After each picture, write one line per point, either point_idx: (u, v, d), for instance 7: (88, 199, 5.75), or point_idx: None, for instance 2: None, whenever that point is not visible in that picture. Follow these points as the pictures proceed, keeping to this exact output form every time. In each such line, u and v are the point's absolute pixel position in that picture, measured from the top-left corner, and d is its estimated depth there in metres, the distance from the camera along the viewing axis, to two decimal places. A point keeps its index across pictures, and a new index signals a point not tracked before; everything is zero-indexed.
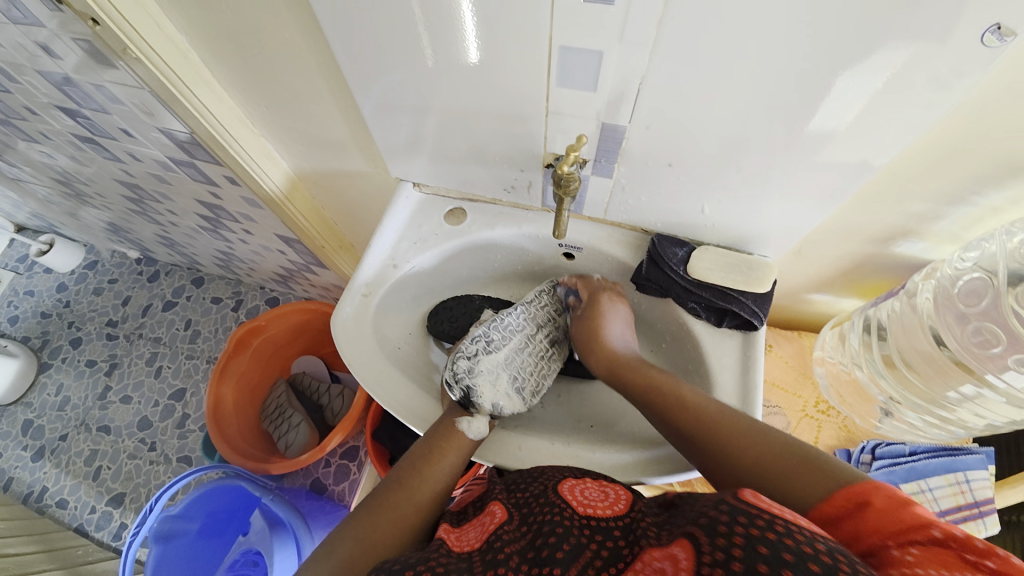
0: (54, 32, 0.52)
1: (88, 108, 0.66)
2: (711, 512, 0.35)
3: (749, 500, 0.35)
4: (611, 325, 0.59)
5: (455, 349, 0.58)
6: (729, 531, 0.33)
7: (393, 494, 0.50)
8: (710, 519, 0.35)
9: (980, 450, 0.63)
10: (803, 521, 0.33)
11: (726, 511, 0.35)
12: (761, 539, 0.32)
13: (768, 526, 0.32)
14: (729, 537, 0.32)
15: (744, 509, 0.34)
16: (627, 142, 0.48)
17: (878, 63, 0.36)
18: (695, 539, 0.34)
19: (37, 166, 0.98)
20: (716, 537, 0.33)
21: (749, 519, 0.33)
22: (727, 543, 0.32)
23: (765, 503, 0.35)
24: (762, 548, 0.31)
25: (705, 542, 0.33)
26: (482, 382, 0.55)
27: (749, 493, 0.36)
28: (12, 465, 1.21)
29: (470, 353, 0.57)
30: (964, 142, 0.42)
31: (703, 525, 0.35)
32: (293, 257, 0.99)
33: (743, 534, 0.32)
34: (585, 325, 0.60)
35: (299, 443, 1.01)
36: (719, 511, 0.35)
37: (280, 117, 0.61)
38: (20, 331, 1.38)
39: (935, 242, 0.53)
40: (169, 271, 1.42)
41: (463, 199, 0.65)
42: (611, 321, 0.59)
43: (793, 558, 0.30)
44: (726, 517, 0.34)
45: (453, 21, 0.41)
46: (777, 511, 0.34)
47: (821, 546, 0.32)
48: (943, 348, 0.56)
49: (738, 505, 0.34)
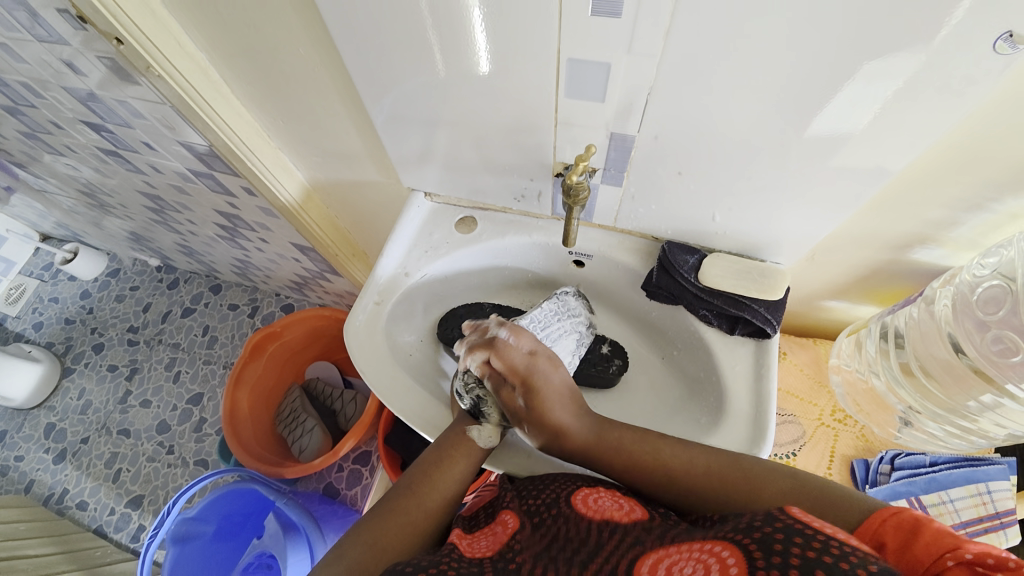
0: (78, 49, 0.54)
1: (112, 122, 0.69)
2: (765, 527, 0.35)
3: (797, 517, 0.35)
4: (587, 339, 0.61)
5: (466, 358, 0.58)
6: (784, 551, 0.33)
7: (404, 499, 0.50)
8: (766, 534, 0.34)
9: (1002, 460, 0.62)
10: (852, 539, 0.33)
11: (781, 529, 0.34)
12: (818, 561, 0.31)
13: (809, 544, 0.32)
14: (785, 557, 0.32)
15: (800, 530, 0.33)
16: (636, 151, 0.48)
17: (892, 68, 0.35)
18: (745, 548, 0.34)
19: (62, 178, 1.01)
20: (773, 555, 0.33)
21: (805, 540, 0.33)
22: (783, 562, 0.32)
23: (811, 520, 0.34)
24: (820, 571, 0.31)
25: (759, 555, 0.33)
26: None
27: (795, 510, 0.36)
28: (34, 468, 1.25)
29: None
30: (979, 148, 0.42)
31: (755, 538, 0.35)
32: (307, 264, 1.01)
33: (800, 556, 0.32)
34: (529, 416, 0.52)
35: (313, 448, 1.02)
36: (774, 529, 0.34)
37: (295, 128, 0.62)
38: (44, 336, 1.42)
39: (953, 248, 0.52)
40: (188, 278, 1.45)
41: (474, 207, 0.66)
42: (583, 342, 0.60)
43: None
44: (779, 534, 0.34)
45: (464, 35, 0.42)
46: (831, 531, 0.33)
47: (873, 566, 0.30)
48: (962, 355, 0.54)
49: (792, 523, 0.34)
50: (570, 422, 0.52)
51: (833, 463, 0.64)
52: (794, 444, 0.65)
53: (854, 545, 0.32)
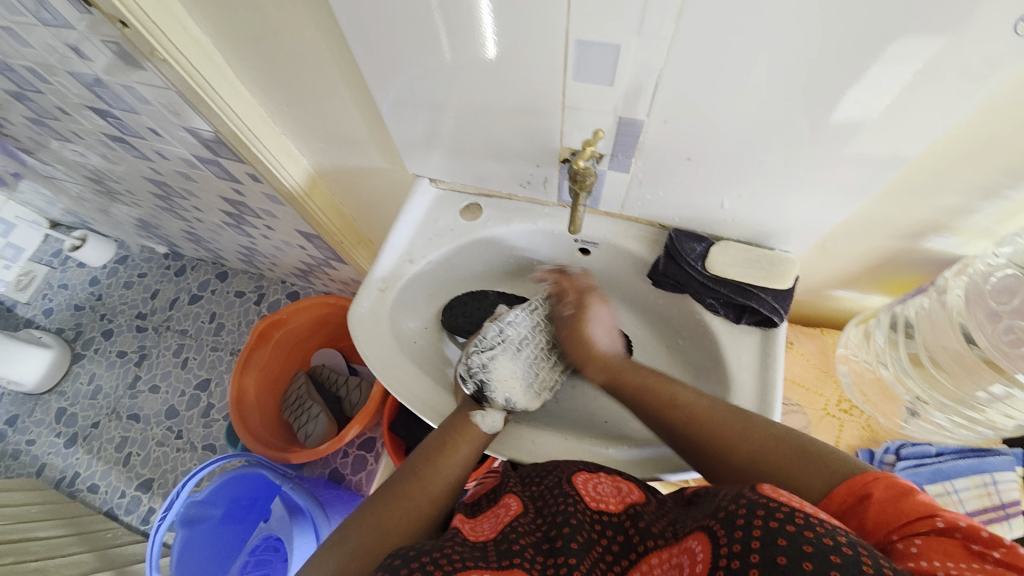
0: (83, 33, 0.54)
1: (118, 108, 0.68)
2: (730, 506, 0.35)
3: (767, 492, 0.34)
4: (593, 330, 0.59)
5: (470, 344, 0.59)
6: (746, 525, 0.33)
7: (408, 484, 0.51)
8: (729, 513, 0.35)
9: (1009, 452, 0.61)
10: (817, 511, 0.33)
11: (744, 506, 0.34)
12: (779, 531, 0.31)
13: (786, 518, 0.32)
14: (747, 529, 0.33)
15: (761, 502, 0.34)
16: (644, 136, 0.47)
17: (909, 52, 0.34)
18: (713, 532, 0.35)
19: (69, 164, 1.01)
20: (733, 529, 0.33)
21: (767, 513, 0.33)
22: (745, 536, 0.32)
23: (782, 495, 0.34)
24: (782, 541, 0.31)
25: (722, 535, 0.34)
26: (502, 377, 0.56)
27: (767, 488, 0.35)
28: (47, 451, 1.27)
29: (486, 349, 0.57)
30: (996, 134, 0.41)
31: (721, 517, 0.35)
32: (313, 252, 1.01)
33: (761, 527, 0.32)
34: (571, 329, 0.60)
35: (318, 433, 1.03)
36: (737, 505, 0.35)
37: (300, 114, 0.62)
38: (54, 322, 1.44)
39: (967, 238, 0.51)
40: (195, 265, 1.46)
41: (480, 194, 0.66)
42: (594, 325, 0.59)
43: (812, 551, 0.30)
44: (743, 512, 0.34)
45: (470, 16, 0.41)
46: (797, 503, 0.33)
47: (843, 538, 0.31)
48: (973, 346, 0.54)
49: (756, 499, 0.34)
50: (603, 342, 0.59)
51: None
52: (798, 434, 0.65)
53: (824, 518, 0.32)
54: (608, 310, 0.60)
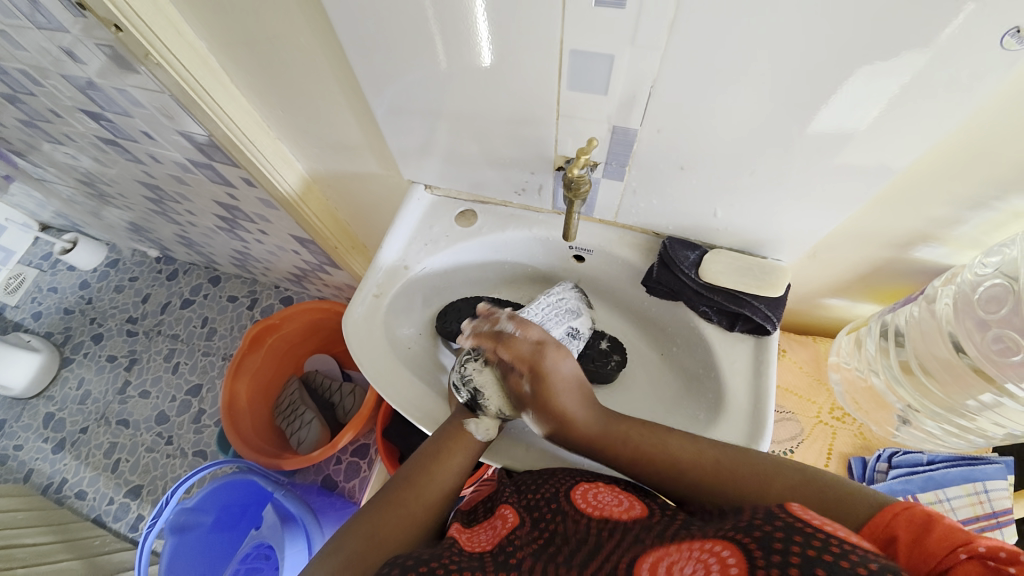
0: (77, 36, 0.54)
1: (111, 111, 0.68)
2: (764, 526, 0.35)
3: (797, 514, 0.35)
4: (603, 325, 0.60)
5: (462, 354, 0.59)
6: (784, 549, 0.32)
7: (403, 491, 0.50)
8: (765, 534, 0.34)
9: (999, 459, 0.62)
10: (853, 538, 0.33)
11: (781, 528, 0.34)
12: (818, 560, 0.31)
13: (825, 547, 0.32)
14: (785, 554, 0.32)
15: (799, 528, 0.33)
16: (638, 145, 0.48)
17: (898, 65, 0.35)
18: (746, 548, 0.34)
19: (61, 167, 1.01)
20: (771, 553, 0.32)
21: (804, 540, 0.33)
22: (783, 560, 0.32)
23: (813, 518, 0.34)
24: (819, 570, 0.30)
25: (759, 555, 0.33)
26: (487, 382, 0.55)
27: (794, 506, 0.36)
28: (33, 457, 1.25)
29: (479, 357, 0.57)
30: (983, 147, 0.41)
31: (756, 536, 0.34)
32: (307, 257, 1.00)
33: (800, 554, 0.32)
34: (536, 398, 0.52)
35: (311, 440, 1.02)
36: (772, 527, 0.34)
37: (296, 119, 0.62)
38: (43, 326, 1.42)
39: (956, 247, 0.52)
40: (188, 269, 1.45)
41: (475, 201, 0.66)
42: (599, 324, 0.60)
43: (847, 573, 0.30)
44: (783, 533, 0.33)
45: (466, 25, 0.42)
46: (830, 528, 0.33)
47: (874, 563, 0.30)
48: (962, 355, 0.54)
49: (794, 523, 0.34)
50: (576, 411, 0.51)
51: (831, 460, 0.64)
52: (792, 441, 0.65)
53: (857, 544, 0.32)
54: (566, 353, 0.54)
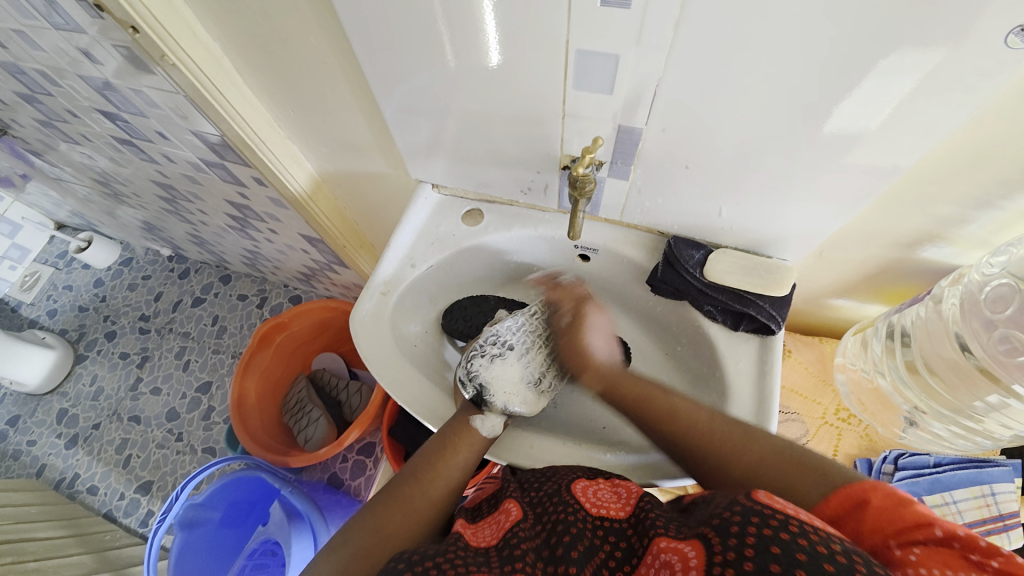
0: (95, 38, 0.55)
1: (127, 111, 0.70)
2: (725, 512, 0.36)
3: (762, 500, 0.35)
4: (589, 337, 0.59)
5: (470, 348, 0.60)
6: (741, 531, 0.34)
7: (409, 488, 0.51)
8: (723, 520, 0.36)
9: (1007, 462, 0.61)
10: (819, 522, 0.34)
11: (739, 513, 0.35)
12: (773, 539, 0.32)
13: (783, 527, 0.33)
14: (741, 537, 0.33)
15: (757, 510, 0.35)
16: (644, 144, 0.48)
17: (902, 64, 0.35)
18: (706, 538, 0.36)
19: (78, 167, 1.03)
20: (727, 537, 0.34)
21: (761, 520, 0.34)
22: (739, 542, 0.33)
23: (777, 503, 0.35)
24: (776, 549, 0.32)
25: (717, 542, 0.34)
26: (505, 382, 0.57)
27: (761, 493, 0.36)
28: (47, 452, 1.27)
29: (486, 354, 0.58)
30: (990, 146, 0.41)
31: (716, 524, 0.36)
32: (315, 256, 1.02)
33: (756, 534, 0.33)
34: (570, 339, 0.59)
35: (318, 437, 1.03)
36: (731, 512, 0.36)
37: (306, 119, 0.63)
38: (58, 323, 1.44)
39: (964, 247, 0.52)
40: (199, 268, 1.47)
41: (481, 200, 0.66)
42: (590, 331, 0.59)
43: (806, 559, 0.31)
44: (739, 518, 0.35)
45: (472, 25, 0.42)
46: (792, 511, 0.34)
47: (838, 546, 0.32)
48: (969, 356, 0.54)
49: (752, 506, 0.35)
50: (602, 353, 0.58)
51: (836, 462, 0.64)
52: (797, 443, 0.65)
53: (821, 528, 0.33)
54: (601, 317, 0.60)
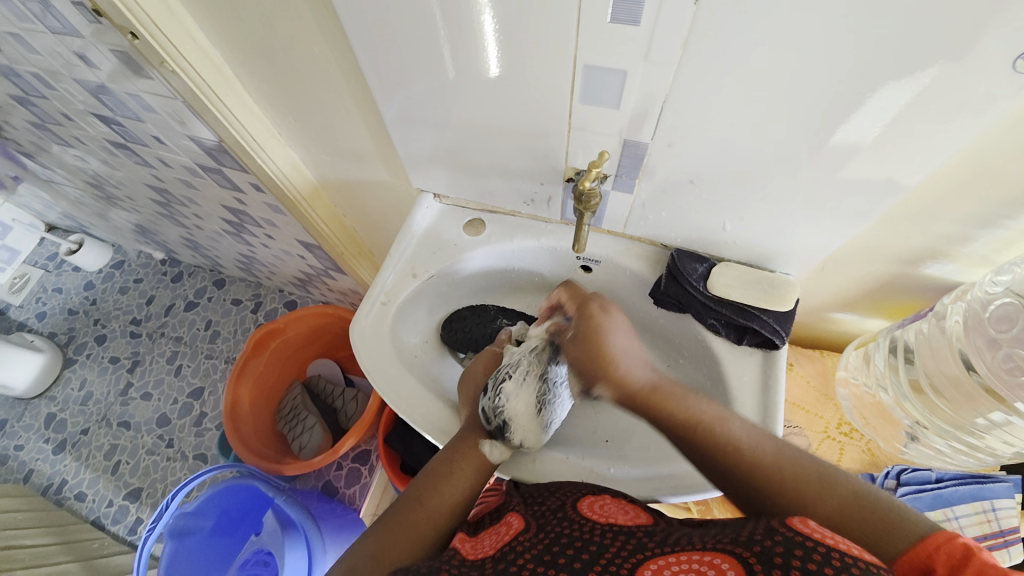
0: (90, 41, 0.54)
1: (122, 115, 0.68)
2: (765, 539, 0.35)
3: (796, 528, 0.35)
4: (612, 335, 0.52)
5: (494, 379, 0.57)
6: (784, 561, 0.33)
7: (412, 512, 0.49)
8: (765, 548, 0.34)
9: (1007, 478, 0.60)
10: (858, 551, 0.33)
11: (780, 542, 0.34)
12: (819, 573, 0.32)
13: (825, 560, 0.32)
14: (785, 568, 0.33)
15: (798, 541, 0.34)
16: (649, 158, 0.48)
17: (908, 84, 0.35)
18: (745, 560, 0.34)
19: (70, 169, 1.01)
20: (772, 566, 0.33)
21: (803, 552, 0.33)
22: (786, 574, 0.32)
23: (814, 532, 0.34)
24: None
25: (755, 562, 0.34)
26: (520, 414, 0.55)
27: (797, 521, 0.36)
28: (34, 457, 1.25)
29: (507, 388, 0.55)
30: (993, 167, 0.42)
31: (754, 549, 0.35)
32: (312, 262, 1.00)
33: (800, 567, 0.32)
34: (583, 350, 0.53)
35: (313, 445, 1.02)
36: (773, 541, 0.34)
37: (307, 127, 0.62)
38: (47, 327, 1.42)
39: (966, 265, 0.52)
40: (192, 272, 1.45)
41: (483, 210, 0.66)
42: (613, 332, 0.52)
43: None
44: (781, 548, 0.34)
45: (474, 36, 0.42)
46: (834, 543, 0.33)
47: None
48: (972, 373, 0.55)
49: (792, 536, 0.34)
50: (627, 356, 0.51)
51: None
52: None
53: (860, 558, 0.33)
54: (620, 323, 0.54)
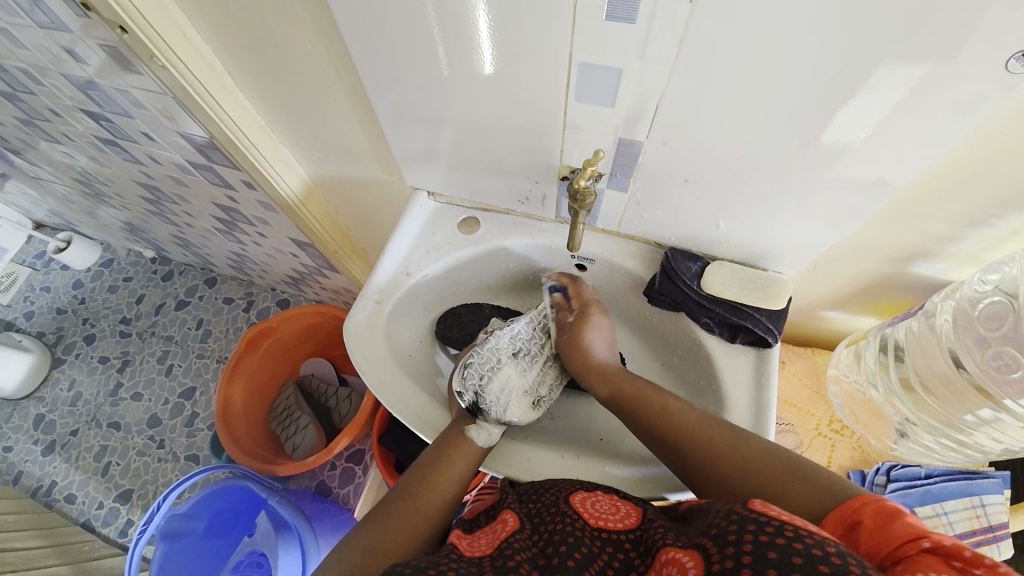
0: (78, 35, 0.53)
1: (110, 111, 0.67)
2: (721, 522, 0.36)
3: (758, 509, 0.35)
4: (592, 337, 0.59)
5: (467, 359, 0.59)
6: (737, 542, 0.34)
7: (404, 503, 0.50)
8: (721, 530, 0.35)
9: (996, 474, 0.62)
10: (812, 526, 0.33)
11: (736, 521, 0.35)
12: (769, 545, 0.32)
13: (779, 532, 0.33)
14: (738, 546, 0.33)
15: (753, 518, 0.35)
16: (643, 157, 0.48)
17: (892, 81, 0.36)
18: (704, 549, 0.35)
19: (58, 166, 1.00)
20: (725, 545, 0.34)
21: (757, 527, 0.34)
22: (735, 552, 0.33)
23: (773, 510, 0.35)
24: (772, 555, 0.32)
25: (715, 552, 0.34)
26: (493, 390, 0.57)
27: (758, 503, 0.36)
28: (22, 459, 1.23)
29: (482, 363, 0.58)
30: (985, 166, 0.42)
31: (713, 535, 0.36)
32: (305, 260, 1.00)
33: (753, 542, 0.33)
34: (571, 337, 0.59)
35: (306, 445, 1.01)
36: (730, 521, 0.35)
37: (300, 124, 0.62)
38: (35, 326, 1.40)
39: (955, 264, 0.52)
40: (183, 271, 1.44)
41: (477, 208, 0.66)
42: (594, 333, 0.59)
43: (802, 561, 0.31)
44: (734, 528, 0.35)
45: (468, 30, 0.42)
46: (788, 518, 0.34)
47: (832, 549, 0.31)
48: (962, 371, 0.55)
49: (748, 514, 0.35)
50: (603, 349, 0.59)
51: (829, 472, 0.64)
52: (791, 454, 0.65)
53: (814, 532, 0.33)
54: (603, 323, 0.60)
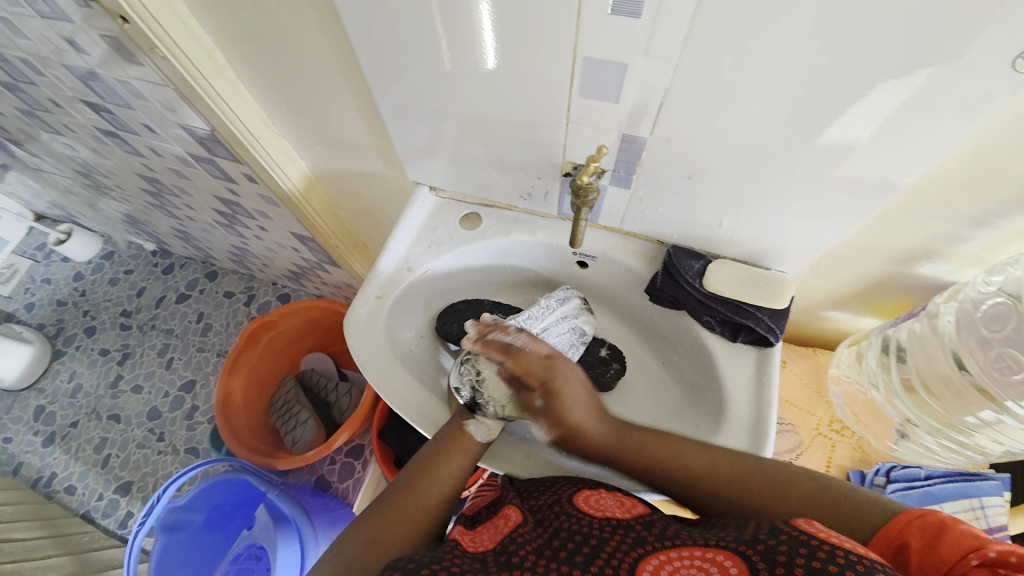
0: (80, 26, 0.53)
1: (112, 102, 0.67)
2: (769, 539, 0.35)
3: (802, 528, 0.36)
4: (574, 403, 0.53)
5: (461, 356, 0.59)
6: (788, 562, 0.33)
7: (404, 496, 0.50)
8: (769, 547, 0.35)
9: (996, 476, 0.62)
10: (864, 551, 0.33)
11: (785, 542, 0.35)
12: (822, 571, 0.32)
13: (831, 559, 0.32)
14: (789, 566, 0.33)
15: (799, 539, 0.34)
16: (647, 154, 0.48)
17: (901, 80, 0.35)
18: (747, 556, 0.35)
19: (60, 158, 1.00)
20: (775, 566, 0.33)
21: (808, 551, 0.33)
22: (784, 570, 0.33)
23: (819, 531, 0.35)
24: None
25: (762, 566, 0.34)
26: (491, 384, 0.56)
27: (801, 522, 0.36)
28: (22, 450, 1.23)
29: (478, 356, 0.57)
30: (989, 167, 0.42)
31: (760, 549, 0.35)
32: (306, 254, 0.99)
33: (803, 566, 0.33)
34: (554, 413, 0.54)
35: (306, 439, 1.01)
36: (777, 542, 0.35)
37: (301, 117, 0.61)
38: (35, 318, 1.40)
39: (959, 264, 0.52)
40: (184, 264, 1.44)
41: (479, 204, 0.65)
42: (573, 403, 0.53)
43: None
44: (787, 547, 0.34)
45: (471, 24, 0.41)
46: (838, 541, 0.34)
47: (876, 574, 0.32)
48: (964, 372, 0.55)
49: (797, 536, 0.35)
50: (588, 422, 0.53)
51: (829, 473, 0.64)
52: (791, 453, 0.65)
53: (865, 556, 0.33)
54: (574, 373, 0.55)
